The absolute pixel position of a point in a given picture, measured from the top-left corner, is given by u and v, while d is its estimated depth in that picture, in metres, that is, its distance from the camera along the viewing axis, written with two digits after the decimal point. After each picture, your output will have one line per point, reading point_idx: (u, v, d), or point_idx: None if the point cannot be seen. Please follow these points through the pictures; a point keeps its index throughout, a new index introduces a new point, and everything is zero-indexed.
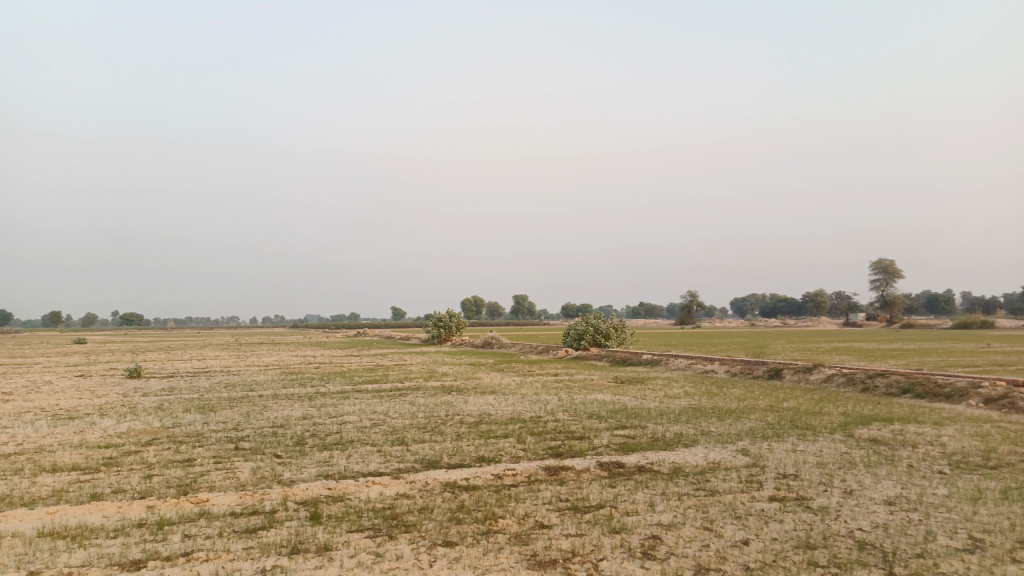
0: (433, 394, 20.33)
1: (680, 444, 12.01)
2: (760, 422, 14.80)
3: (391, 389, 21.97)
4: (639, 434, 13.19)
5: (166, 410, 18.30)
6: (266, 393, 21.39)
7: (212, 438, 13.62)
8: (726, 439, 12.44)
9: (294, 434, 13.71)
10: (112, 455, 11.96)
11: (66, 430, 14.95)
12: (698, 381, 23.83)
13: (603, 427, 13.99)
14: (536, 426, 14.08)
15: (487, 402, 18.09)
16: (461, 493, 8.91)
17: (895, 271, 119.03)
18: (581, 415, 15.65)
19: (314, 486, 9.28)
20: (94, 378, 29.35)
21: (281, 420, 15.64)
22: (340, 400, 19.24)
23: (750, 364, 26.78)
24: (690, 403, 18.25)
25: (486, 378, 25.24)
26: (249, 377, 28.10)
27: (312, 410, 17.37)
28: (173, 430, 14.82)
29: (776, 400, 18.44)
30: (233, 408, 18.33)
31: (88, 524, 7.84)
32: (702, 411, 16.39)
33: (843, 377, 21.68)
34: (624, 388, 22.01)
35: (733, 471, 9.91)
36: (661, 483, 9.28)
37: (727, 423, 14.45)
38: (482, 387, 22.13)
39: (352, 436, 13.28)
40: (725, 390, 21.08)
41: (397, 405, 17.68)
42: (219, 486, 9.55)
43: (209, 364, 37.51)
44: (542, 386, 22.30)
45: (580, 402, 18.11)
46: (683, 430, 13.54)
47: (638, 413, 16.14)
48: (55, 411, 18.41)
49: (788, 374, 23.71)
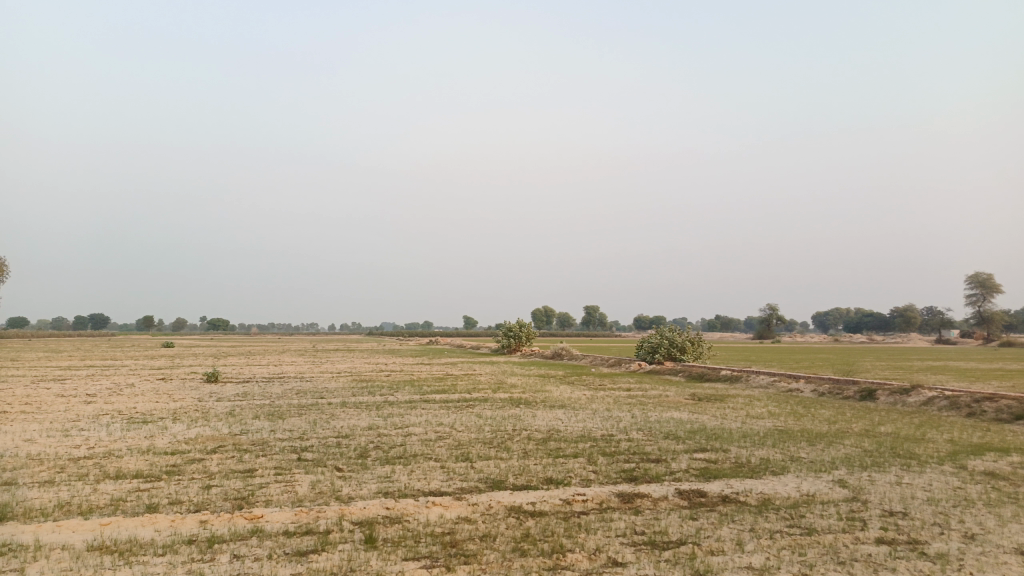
0: (501, 406, 19.75)
1: (767, 471, 10.98)
2: (856, 448, 13.52)
3: (458, 400, 21.52)
4: (720, 458, 12.19)
5: (236, 416, 18.33)
6: (334, 401, 21.29)
7: (276, 447, 13.39)
8: (820, 467, 11.31)
9: (358, 445, 13.31)
10: (175, 463, 11.83)
11: (138, 435, 15.04)
12: (782, 400, 22.42)
13: (681, 449, 13.04)
14: (608, 445, 13.27)
15: (557, 417, 17.35)
16: (527, 520, 8.22)
17: (994, 286, 112.00)
18: (657, 434, 14.74)
19: (373, 504, 8.76)
20: (173, 382, 30.10)
21: (346, 430, 15.34)
22: (406, 410, 18.88)
23: (838, 383, 25.10)
24: (775, 424, 17.03)
25: (556, 391, 24.48)
26: (320, 384, 28.23)
27: (378, 420, 17.03)
28: (239, 437, 14.71)
29: (871, 424, 16.99)
30: (301, 415, 18.19)
31: (139, 539, 7.53)
32: (789, 434, 15.18)
33: (945, 400, 19.93)
34: (702, 405, 20.91)
35: (831, 506, 8.86)
36: (749, 518, 8.33)
37: (818, 449, 13.24)
38: (552, 401, 21.40)
39: (416, 449, 12.78)
40: (812, 411, 19.70)
41: (464, 418, 17.13)
42: (275, 500, 9.16)
43: (284, 370, 38.11)
44: (614, 401, 21.40)
45: (656, 420, 17.15)
46: (769, 455, 12.45)
47: (718, 434, 15.10)
48: (132, 414, 18.73)
49: (882, 395, 22.02)
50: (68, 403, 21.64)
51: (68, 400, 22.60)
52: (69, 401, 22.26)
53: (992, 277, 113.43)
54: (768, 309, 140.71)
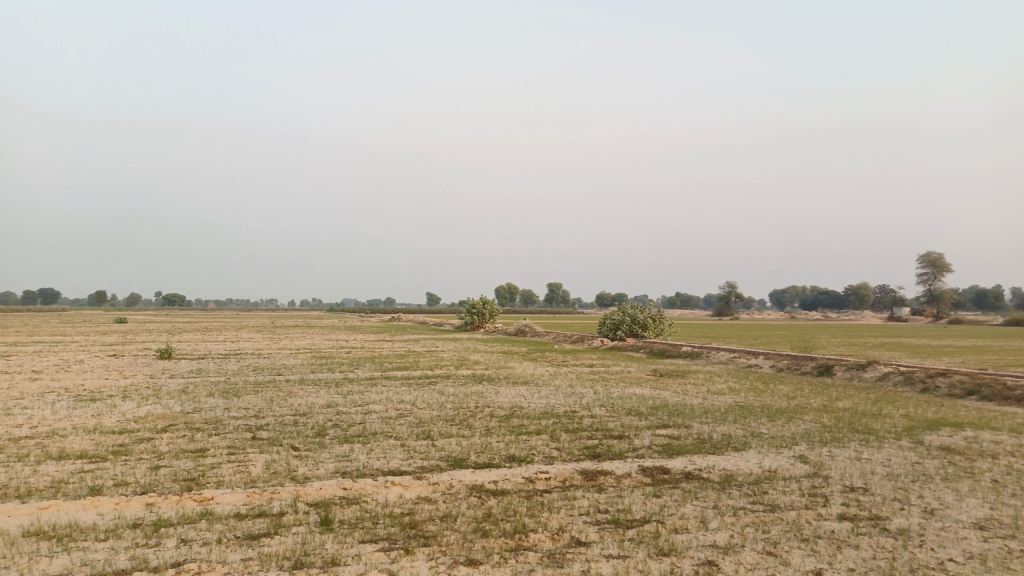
0: (463, 383, 19.55)
1: (729, 448, 10.98)
2: (815, 423, 13.63)
3: (420, 376, 21.24)
4: (683, 434, 12.17)
5: (190, 393, 17.78)
6: (293, 378, 20.83)
7: (230, 426, 12.97)
8: (781, 443, 11.35)
9: (316, 423, 12.96)
10: (123, 442, 11.36)
11: (85, 413, 14.46)
12: (743, 376, 22.64)
13: (644, 425, 13.00)
14: (571, 422, 13.16)
15: (520, 393, 17.20)
16: (488, 499, 8.04)
17: (944, 265, 115.17)
18: (620, 411, 14.68)
19: (329, 485, 8.47)
20: (126, 358, 29.22)
21: (304, 408, 14.96)
22: (367, 388, 18.54)
23: (796, 359, 25.45)
24: (736, 400, 17.13)
25: (519, 368, 24.35)
26: (279, 361, 27.65)
27: (337, 397, 16.67)
28: (192, 415, 14.22)
29: (829, 400, 17.21)
30: (258, 393, 17.71)
31: (79, 523, 7.13)
32: (750, 410, 15.27)
33: (900, 376, 20.30)
34: (664, 381, 20.98)
35: (792, 482, 8.87)
36: (712, 495, 8.27)
37: (779, 424, 13.33)
38: (515, 378, 21.24)
39: (376, 427, 12.49)
40: (772, 386, 19.90)
41: (426, 395, 16.87)
42: (227, 481, 8.81)
43: (242, 346, 37.31)
44: (577, 378, 21.34)
45: (618, 396, 17.10)
46: (731, 431, 12.48)
47: (680, 410, 15.10)
48: (79, 392, 18.03)
49: (839, 371, 22.37)
50: (12, 380, 20.77)
51: (11, 376, 21.72)
52: (12, 378, 21.41)
53: (942, 256, 116.55)
54: (727, 286, 142.77)
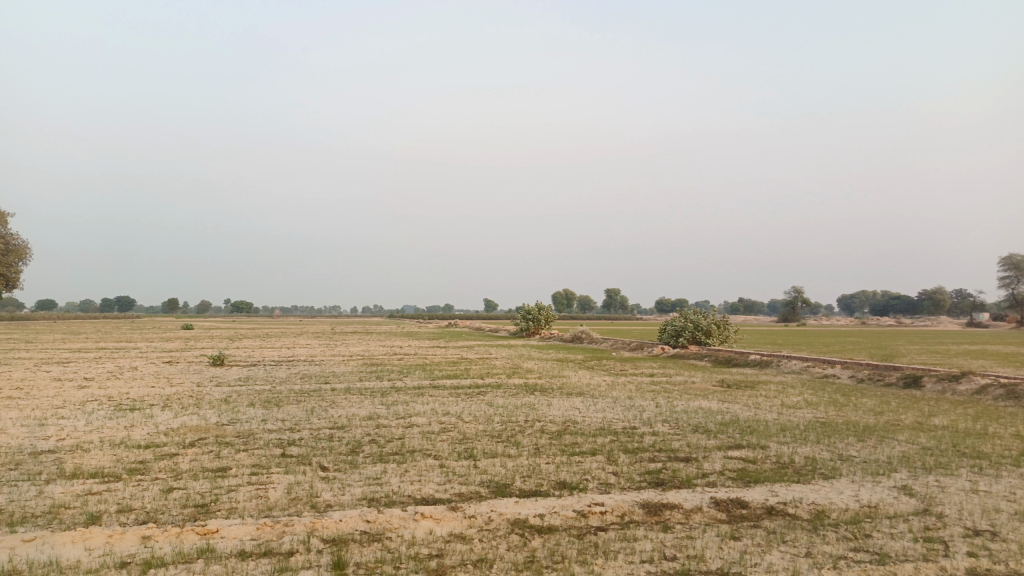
0: (515, 393, 18.34)
1: (816, 475, 9.46)
2: (912, 444, 11.94)
3: (469, 386, 20.15)
4: (759, 457, 10.68)
5: (231, 403, 17.08)
6: (338, 387, 20.00)
7: (261, 440, 12.08)
8: (877, 470, 9.78)
9: (351, 439, 11.95)
10: (144, 459, 10.55)
11: (117, 425, 13.83)
12: (819, 388, 20.81)
13: (713, 445, 11.56)
14: (630, 440, 11.82)
15: (575, 406, 15.89)
16: (533, 538, 6.82)
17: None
18: (685, 427, 13.25)
19: (350, 516, 7.38)
20: (178, 365, 29.12)
21: (343, 421, 14.01)
22: (413, 398, 17.53)
23: (879, 369, 23.34)
24: (816, 416, 15.43)
25: (574, 377, 23.05)
26: (329, 368, 27.02)
27: (380, 408, 15.73)
28: (225, 428, 13.41)
29: (922, 416, 15.36)
30: (299, 403, 16.90)
31: (60, 561, 6.21)
32: (833, 428, 13.57)
33: (1001, 389, 18.18)
34: (732, 394, 19.34)
35: (900, 523, 7.36)
36: (804, 539, 6.86)
37: (869, 446, 11.69)
38: (570, 388, 19.95)
39: (414, 444, 11.39)
40: (854, 400, 18.06)
41: (473, 407, 15.77)
42: (240, 509, 7.81)
43: (295, 353, 37.03)
44: (636, 389, 19.89)
45: (683, 410, 15.62)
46: (814, 454, 10.94)
47: (753, 427, 13.59)
48: (121, 401, 17.57)
49: (929, 383, 20.32)
50: (60, 388, 20.57)
51: (62, 384, 21.54)
52: (61, 385, 21.23)
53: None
54: (793, 291, 137.97)
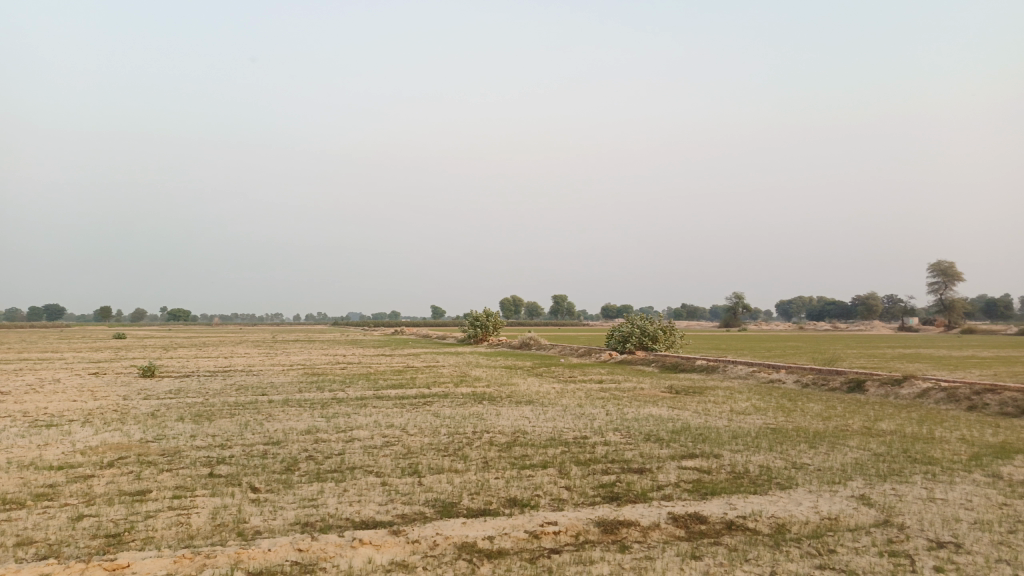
0: (462, 403, 17.75)
1: (773, 485, 9.18)
2: (864, 450, 11.84)
3: (415, 396, 19.47)
4: (713, 467, 10.37)
5: (158, 418, 16.02)
6: (276, 399, 19.06)
7: (187, 458, 11.22)
8: (832, 478, 9.56)
9: (287, 456, 11.20)
10: (54, 482, 9.61)
11: (30, 444, 12.74)
12: (766, 393, 20.83)
13: (666, 455, 11.23)
14: (582, 451, 11.39)
15: (524, 416, 15.40)
16: (482, 565, 6.28)
17: (957, 274, 112.75)
18: (637, 436, 12.91)
19: (280, 545, 6.71)
20: (105, 377, 27.52)
21: (279, 435, 13.22)
22: (355, 409, 16.77)
23: (823, 373, 23.56)
24: (766, 422, 15.30)
25: (523, 385, 22.58)
26: (268, 378, 25.92)
27: (319, 421, 14.95)
28: (150, 445, 12.48)
29: (870, 421, 15.38)
30: (232, 416, 15.95)
31: None
32: (785, 435, 13.42)
33: (943, 392, 18.44)
34: (681, 400, 19.16)
35: (863, 536, 7.09)
36: (767, 557, 6.50)
37: (823, 453, 11.52)
38: (518, 396, 19.45)
39: (354, 460, 10.72)
40: (801, 405, 18.06)
41: (418, 418, 15.12)
42: (157, 539, 7.05)
43: (233, 362, 35.59)
44: (586, 396, 19.53)
45: (634, 418, 15.30)
46: (769, 462, 10.69)
47: (705, 435, 13.33)
48: (37, 417, 16.31)
49: (873, 387, 20.53)
50: None
51: None
52: None
53: (953, 265, 114.39)
54: (734, 296, 140.80)
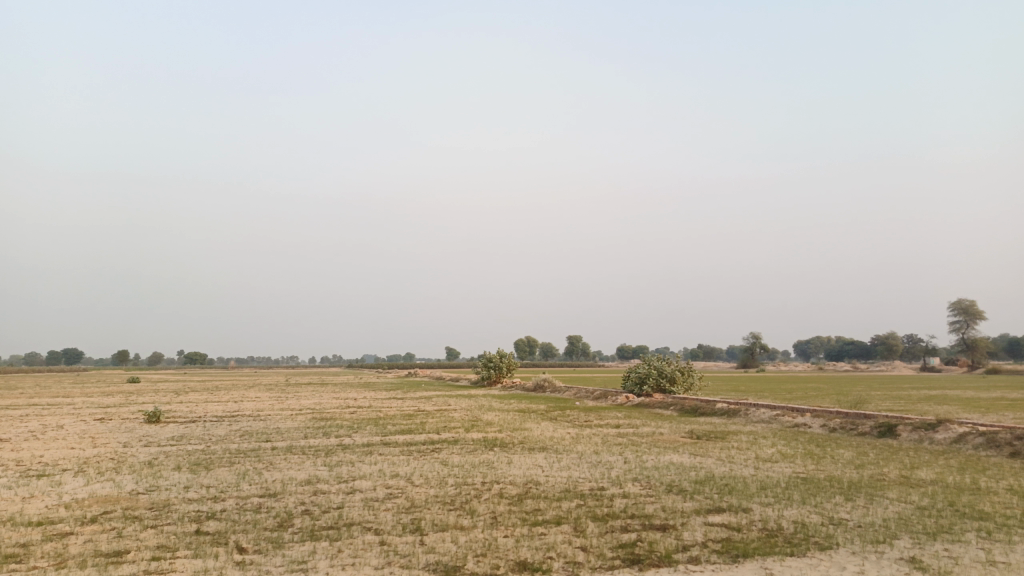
0: (471, 450, 16.96)
1: (811, 546, 8.30)
2: (907, 503, 10.90)
3: (423, 443, 18.65)
4: (743, 523, 9.50)
5: (154, 467, 15.31)
6: (280, 446, 18.32)
7: (176, 513, 10.47)
8: (876, 537, 8.67)
9: (281, 510, 10.44)
10: (27, 541, 8.91)
11: (16, 496, 12.07)
12: (792, 438, 19.84)
13: (690, 509, 10.35)
14: (599, 505, 10.56)
15: (537, 464, 14.56)
16: None
17: (979, 313, 110.58)
18: (658, 487, 12.05)
19: None
20: (109, 423, 26.87)
21: (276, 486, 12.46)
22: (359, 457, 16.00)
23: (850, 417, 22.51)
24: (795, 470, 14.37)
25: (536, 430, 21.72)
26: (274, 424, 25.16)
27: (321, 471, 14.19)
28: (139, 498, 11.78)
29: (907, 469, 14.40)
30: (231, 465, 15.21)
31: None
32: (817, 485, 12.51)
33: (980, 437, 17.41)
34: (703, 446, 18.21)
35: None
36: None
37: (860, 507, 10.61)
38: (532, 442, 18.62)
39: (354, 516, 9.94)
40: (830, 451, 17.06)
41: (425, 467, 14.32)
42: None
43: (241, 407, 34.87)
44: (602, 442, 18.66)
45: (654, 467, 14.43)
46: (803, 518, 9.78)
47: (731, 485, 12.44)
48: (29, 466, 15.66)
49: (905, 431, 19.49)
50: None
51: None
52: None
53: (975, 303, 112.32)
54: (751, 337, 138.85)
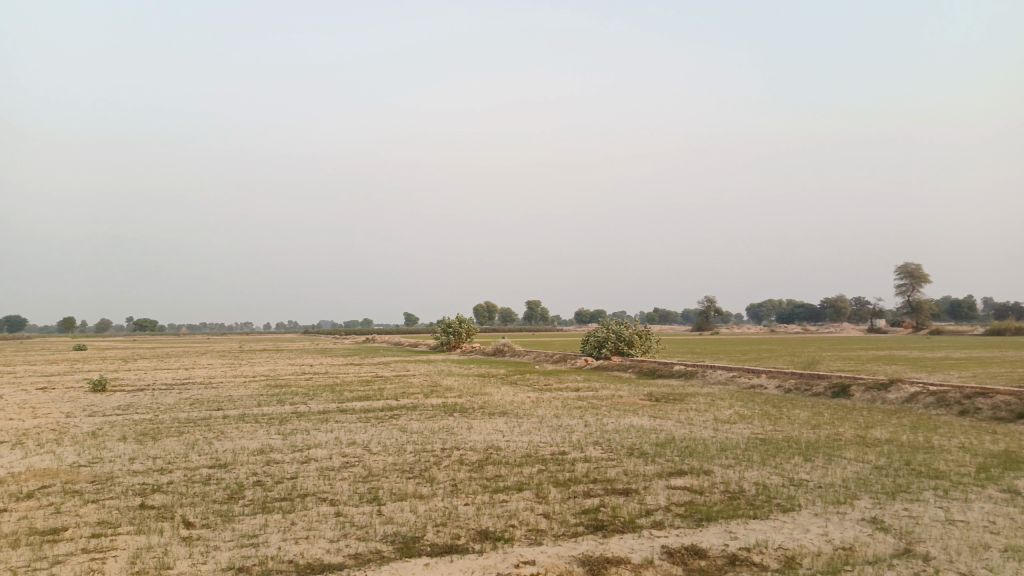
0: (430, 416, 16.68)
1: (774, 508, 8.25)
2: (864, 463, 10.99)
3: (381, 409, 18.31)
4: (705, 486, 9.43)
5: (98, 437, 14.66)
6: (232, 415, 17.77)
7: (119, 487, 9.97)
8: (837, 498, 8.67)
9: (232, 481, 10.02)
10: None
11: None
12: (749, 399, 20.04)
13: (652, 472, 10.25)
14: (561, 470, 10.38)
15: (497, 429, 14.35)
16: None
17: (924, 276, 114.01)
18: (619, 451, 11.94)
19: None
20: (51, 392, 25.84)
21: (227, 456, 12.00)
22: (315, 425, 15.59)
23: (805, 378, 22.86)
24: (754, 431, 14.45)
25: (496, 394, 21.54)
26: (227, 391, 24.49)
27: (275, 439, 13.75)
28: (80, 471, 11.21)
29: (862, 428, 14.59)
30: (180, 435, 14.65)
31: None
32: (776, 446, 12.56)
33: (931, 396, 17.79)
34: (662, 408, 18.24)
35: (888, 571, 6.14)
36: None
37: (820, 467, 10.64)
38: (491, 407, 18.42)
39: (308, 486, 9.58)
40: (787, 412, 17.24)
41: (383, 434, 13.99)
42: None
43: (193, 375, 34.01)
44: (563, 406, 18.55)
45: (615, 430, 14.35)
46: (765, 480, 9.76)
47: (692, 447, 12.41)
48: None
49: (858, 391, 19.84)
50: None
51: None
52: None
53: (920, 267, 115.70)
54: (706, 302, 141.10)
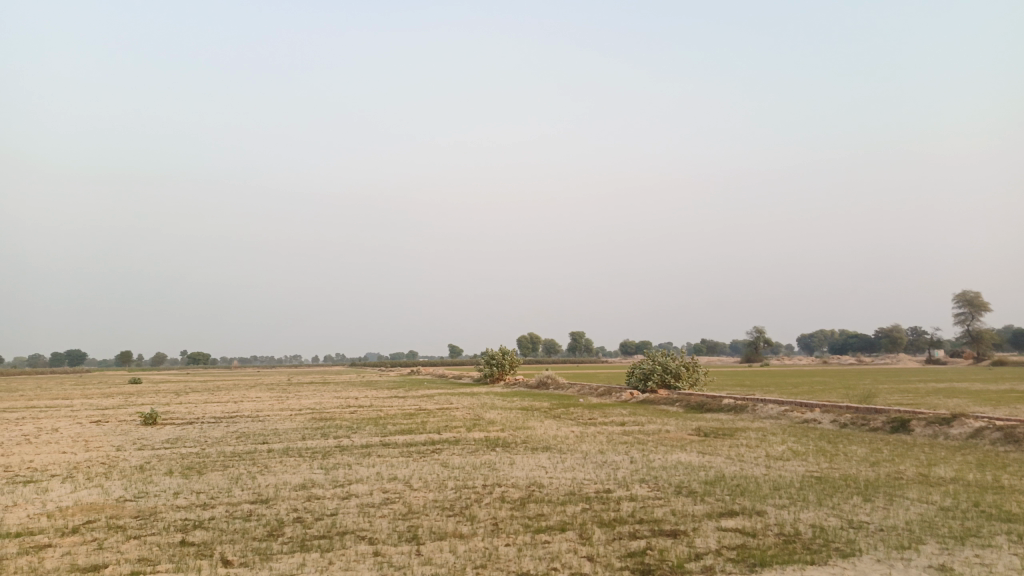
0: (473, 450, 16.46)
1: (832, 553, 7.79)
2: (928, 504, 10.38)
3: (423, 444, 18.15)
4: (757, 528, 8.99)
5: (145, 471, 14.81)
6: (276, 449, 17.81)
7: (162, 522, 9.98)
8: (900, 542, 8.16)
9: (271, 518, 9.94)
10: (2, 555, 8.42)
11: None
12: (802, 435, 19.32)
13: (702, 512, 9.83)
14: (605, 509, 10.03)
15: (540, 465, 14.04)
16: None
17: (984, 304, 109.85)
18: (667, 489, 11.53)
19: None
20: (104, 425, 26.39)
21: (269, 492, 11.97)
22: (357, 459, 15.50)
23: (861, 412, 21.98)
24: (808, 469, 13.85)
25: (539, 428, 21.20)
26: (272, 425, 24.66)
27: (316, 474, 13.70)
28: (126, 505, 11.28)
29: (924, 466, 13.86)
30: (224, 470, 14.70)
31: None
32: (832, 485, 11.98)
33: (998, 431, 16.87)
34: (711, 444, 17.68)
35: None
36: None
37: (881, 508, 10.08)
38: (535, 442, 18.11)
39: (347, 524, 9.44)
40: (843, 448, 16.54)
41: (425, 469, 13.81)
42: None
43: (240, 408, 34.42)
44: (608, 441, 18.13)
45: (662, 467, 13.91)
46: (821, 522, 9.26)
47: (743, 486, 11.92)
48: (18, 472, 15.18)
49: (919, 426, 18.95)
50: None
51: None
52: None
53: (979, 295, 111.59)
54: (754, 333, 138.22)
